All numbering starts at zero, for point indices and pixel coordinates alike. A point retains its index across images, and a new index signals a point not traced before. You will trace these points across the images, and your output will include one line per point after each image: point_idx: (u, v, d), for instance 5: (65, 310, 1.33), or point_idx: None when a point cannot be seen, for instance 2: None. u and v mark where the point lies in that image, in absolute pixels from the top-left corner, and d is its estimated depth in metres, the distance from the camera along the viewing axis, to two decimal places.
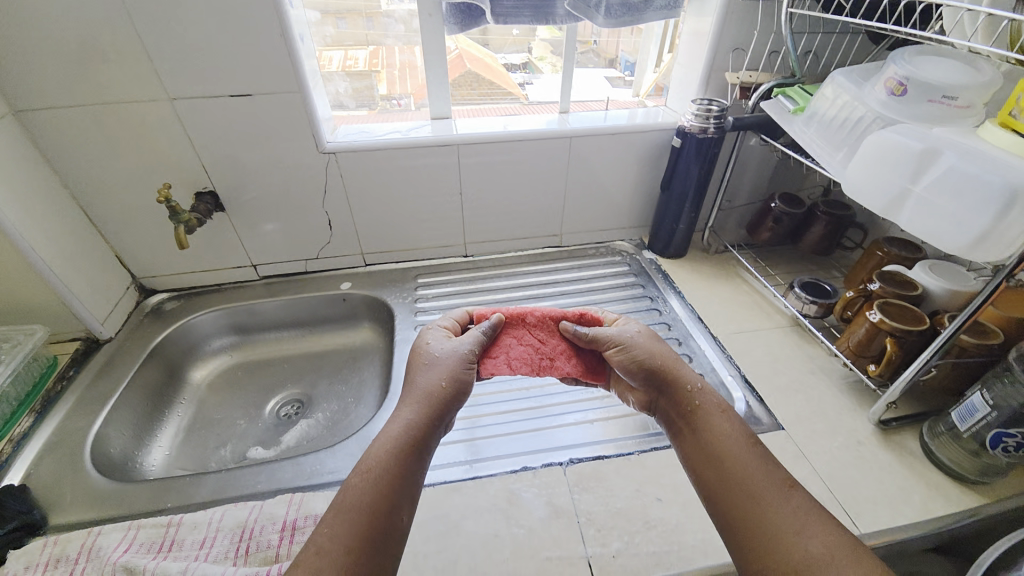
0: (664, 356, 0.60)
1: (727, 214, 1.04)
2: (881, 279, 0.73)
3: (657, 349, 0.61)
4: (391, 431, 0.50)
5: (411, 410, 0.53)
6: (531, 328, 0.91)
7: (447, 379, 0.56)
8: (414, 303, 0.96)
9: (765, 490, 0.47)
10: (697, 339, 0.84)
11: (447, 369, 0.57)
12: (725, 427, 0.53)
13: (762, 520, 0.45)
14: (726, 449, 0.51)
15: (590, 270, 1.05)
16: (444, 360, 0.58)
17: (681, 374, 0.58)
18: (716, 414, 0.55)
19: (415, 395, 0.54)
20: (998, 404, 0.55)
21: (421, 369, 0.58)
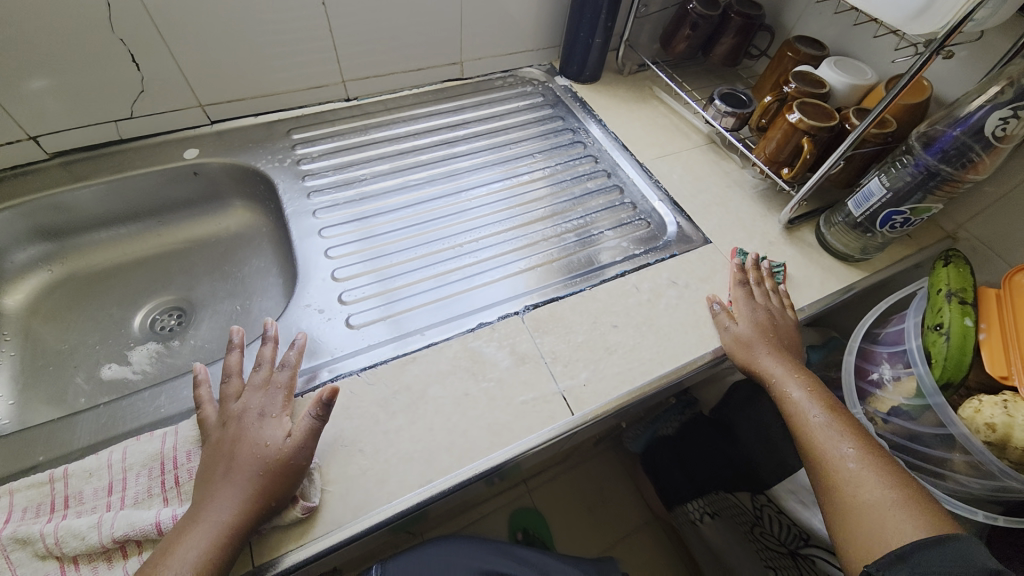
0: (779, 341, 0.59)
1: (641, 25, 0.93)
2: (796, 79, 0.72)
3: (767, 332, 0.59)
4: (211, 520, 0.39)
5: (219, 510, 0.40)
6: (444, 173, 0.79)
7: (262, 486, 0.41)
8: (294, 164, 0.76)
9: (835, 447, 0.50)
10: (622, 167, 0.81)
11: (267, 473, 0.42)
12: (805, 400, 0.53)
13: (836, 474, 0.48)
14: (809, 420, 0.52)
15: (498, 102, 0.91)
16: (262, 452, 0.43)
17: (765, 360, 0.57)
18: (791, 385, 0.55)
19: (227, 486, 0.41)
20: (893, 185, 0.62)
21: (233, 457, 0.43)
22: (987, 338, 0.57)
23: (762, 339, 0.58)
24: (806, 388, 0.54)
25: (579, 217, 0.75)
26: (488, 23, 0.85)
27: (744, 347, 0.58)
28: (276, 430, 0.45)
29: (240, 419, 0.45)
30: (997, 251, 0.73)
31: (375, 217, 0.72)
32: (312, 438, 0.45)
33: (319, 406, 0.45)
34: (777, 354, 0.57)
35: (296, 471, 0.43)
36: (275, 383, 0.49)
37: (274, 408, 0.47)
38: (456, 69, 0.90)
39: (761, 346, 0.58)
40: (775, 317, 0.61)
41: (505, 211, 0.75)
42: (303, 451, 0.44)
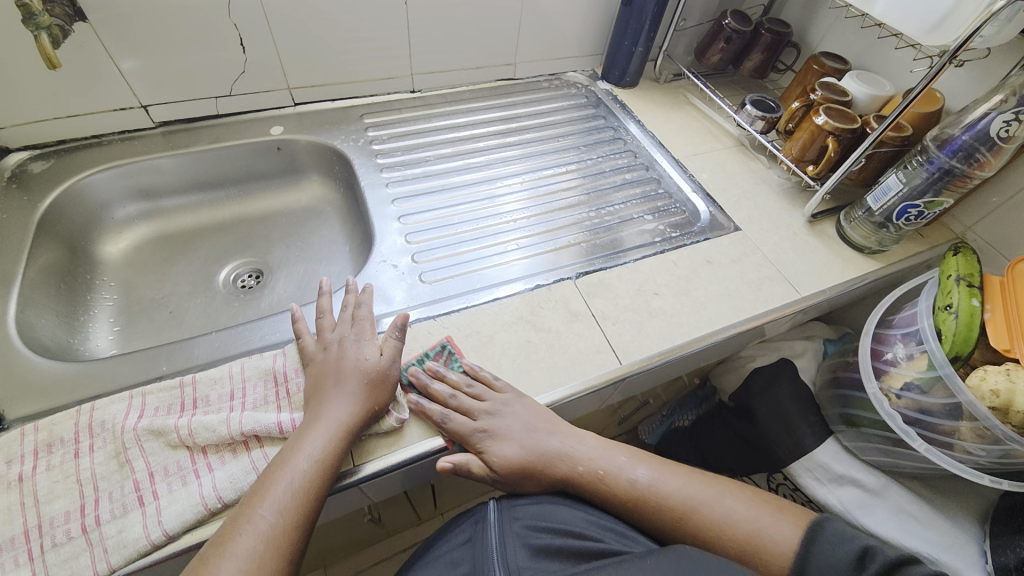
0: (607, 456, 0.58)
1: (677, 37, 1.02)
2: (823, 88, 0.80)
3: (552, 419, 0.56)
4: (332, 424, 0.47)
5: (337, 412, 0.47)
6: (496, 159, 0.88)
7: (369, 392, 0.50)
8: (368, 144, 0.85)
9: (665, 485, 0.57)
10: (658, 163, 0.89)
11: (373, 381, 0.51)
12: (604, 457, 0.58)
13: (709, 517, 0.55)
14: (675, 498, 0.56)
15: (547, 102, 1.00)
16: (364, 366, 0.51)
17: (583, 471, 0.56)
18: (658, 485, 0.56)
19: (340, 392, 0.49)
20: (911, 181, 0.68)
21: (332, 372, 0.51)
22: (993, 316, 0.63)
23: (608, 459, 0.58)
24: (625, 471, 0.57)
25: (621, 203, 0.82)
26: (542, 29, 0.94)
27: (544, 461, 0.55)
28: (370, 347, 0.53)
29: (344, 342, 0.54)
30: (1000, 250, 0.80)
31: (436, 193, 0.80)
32: (399, 355, 0.54)
33: (398, 329, 0.54)
34: (582, 444, 0.57)
35: (392, 381, 0.52)
36: (360, 317, 0.56)
37: (367, 333, 0.55)
38: (509, 70, 0.99)
39: (555, 454, 0.55)
40: (608, 393, 0.59)
41: (552, 194, 0.83)
42: (394, 364, 0.53)
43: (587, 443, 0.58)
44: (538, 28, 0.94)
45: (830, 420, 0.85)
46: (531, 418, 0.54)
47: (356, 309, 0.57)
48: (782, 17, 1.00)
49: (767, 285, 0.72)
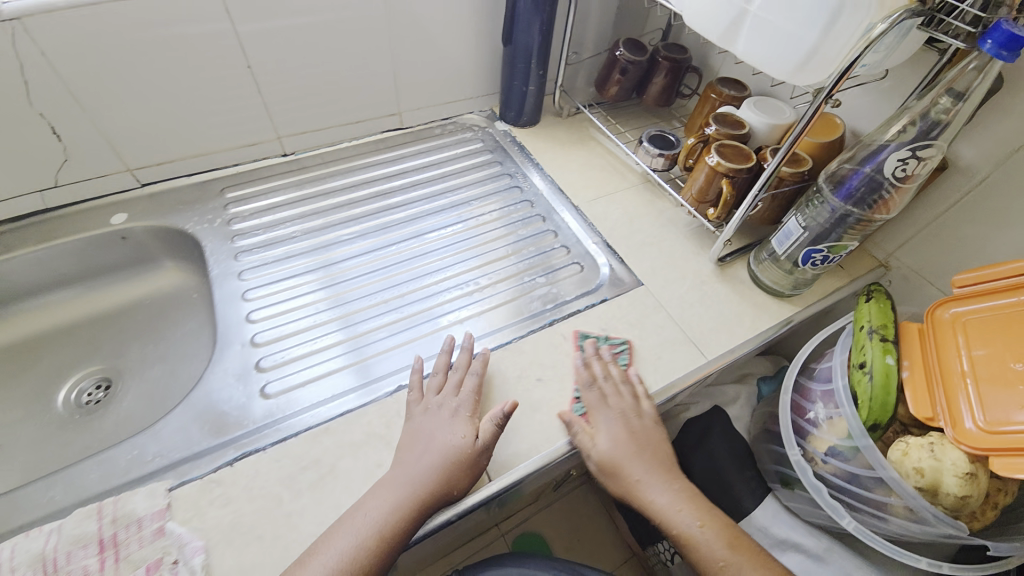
0: (643, 454, 0.56)
1: (574, 70, 0.95)
2: (716, 121, 0.73)
3: (629, 447, 0.56)
4: (403, 479, 0.50)
5: (415, 469, 0.50)
6: (377, 224, 0.79)
7: (446, 472, 0.50)
8: (227, 224, 0.76)
9: (712, 547, 0.51)
10: (556, 213, 0.82)
11: (460, 464, 0.51)
12: (666, 505, 0.53)
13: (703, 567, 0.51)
14: (675, 532, 0.52)
15: (438, 151, 0.92)
16: (450, 451, 0.51)
17: (647, 495, 0.54)
18: (682, 522, 0.52)
19: (434, 453, 0.51)
20: (812, 226, 0.62)
21: (427, 429, 0.54)
22: (911, 379, 0.55)
23: (631, 469, 0.54)
24: (695, 525, 0.52)
25: (514, 265, 0.75)
26: (421, 73, 0.86)
27: (611, 472, 0.55)
28: (465, 428, 0.54)
29: (427, 408, 0.55)
30: (926, 278, 0.73)
31: (300, 275, 0.71)
32: (495, 439, 0.53)
33: (500, 415, 0.55)
34: (655, 483, 0.54)
35: (478, 467, 0.52)
36: (465, 389, 0.58)
37: (468, 410, 0.56)
38: (394, 120, 0.91)
39: (631, 473, 0.55)
40: (631, 423, 0.57)
41: (435, 262, 0.75)
42: (487, 450, 0.53)
43: (625, 425, 0.57)
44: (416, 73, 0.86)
45: (766, 476, 0.78)
46: (612, 450, 0.55)
47: (463, 376, 0.59)
48: (682, 39, 0.94)
49: (667, 351, 0.65)
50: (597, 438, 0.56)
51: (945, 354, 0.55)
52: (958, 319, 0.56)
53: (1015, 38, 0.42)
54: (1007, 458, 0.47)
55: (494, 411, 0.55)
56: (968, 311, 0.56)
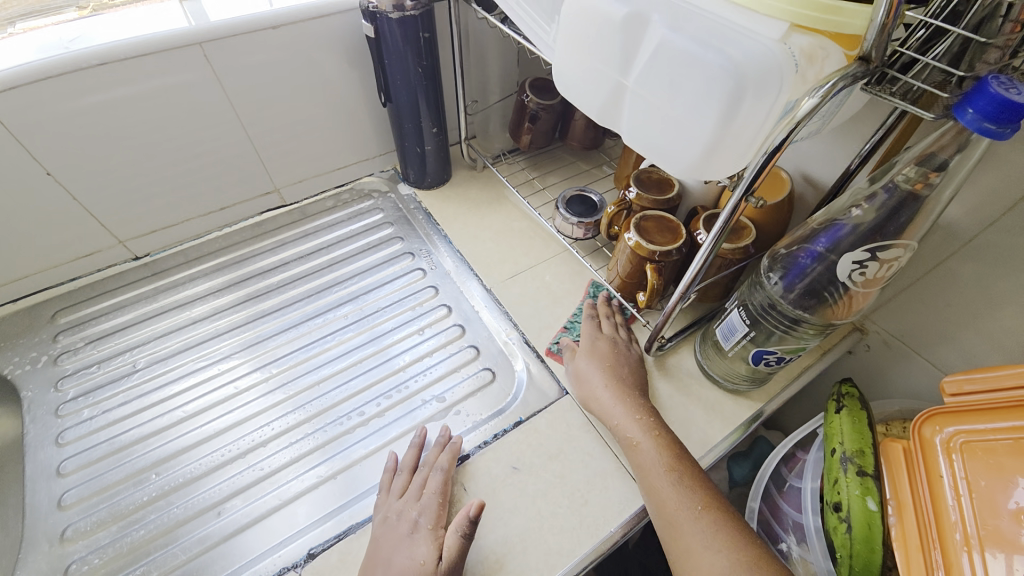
0: (623, 383, 0.54)
1: (483, 116, 0.81)
2: (637, 182, 0.60)
3: (609, 367, 0.55)
4: None
5: None
6: (252, 336, 0.65)
7: None
8: (54, 361, 0.61)
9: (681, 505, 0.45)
10: (467, 300, 0.68)
11: None
12: (651, 454, 0.48)
13: (678, 534, 0.43)
14: (640, 457, 0.48)
15: (330, 227, 0.78)
16: None
17: (610, 410, 0.52)
18: (635, 433, 0.50)
19: None
20: (756, 329, 0.48)
21: (390, 547, 0.45)
22: (899, 531, 0.42)
23: (611, 407, 0.52)
24: (649, 437, 0.49)
25: (414, 377, 0.61)
26: (292, 142, 0.73)
27: (585, 385, 0.55)
28: (427, 549, 0.44)
29: (385, 518, 0.47)
30: (913, 348, 0.59)
31: (140, 428, 0.56)
32: (462, 556, 0.44)
33: (466, 521, 0.45)
34: (617, 401, 0.52)
35: None
36: (429, 490, 0.48)
37: (430, 519, 0.47)
38: (273, 198, 0.77)
39: (602, 388, 0.54)
40: (618, 350, 0.58)
41: (315, 386, 0.60)
42: (454, 573, 0.43)
43: (613, 378, 0.54)
44: (286, 143, 0.73)
45: None
46: (591, 363, 0.56)
47: (427, 476, 0.49)
48: None
49: (595, 492, 0.50)
50: (585, 371, 0.56)
51: (939, 490, 0.39)
52: (953, 446, 0.40)
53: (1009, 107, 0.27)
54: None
55: (460, 518, 0.46)
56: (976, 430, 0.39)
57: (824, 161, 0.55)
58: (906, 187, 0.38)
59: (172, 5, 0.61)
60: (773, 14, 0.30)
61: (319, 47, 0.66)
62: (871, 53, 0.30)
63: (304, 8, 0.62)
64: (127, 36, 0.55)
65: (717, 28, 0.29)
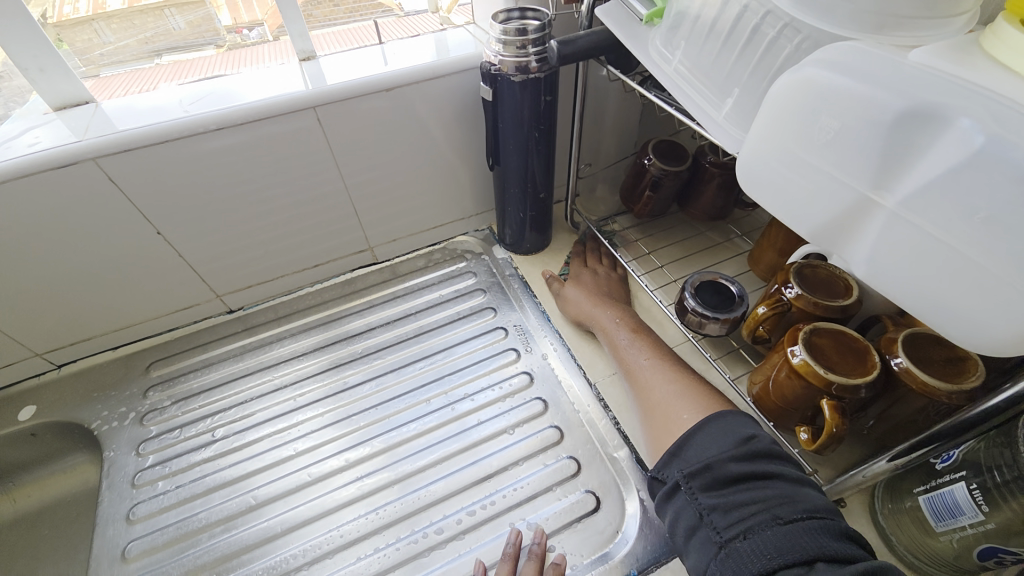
0: (602, 294, 0.63)
1: (591, 179, 0.73)
2: (800, 278, 0.48)
3: (591, 286, 0.63)
4: None
5: None
6: (329, 412, 0.60)
7: None
8: (141, 420, 0.60)
9: (643, 367, 0.52)
10: (568, 394, 0.58)
11: None
12: (615, 330, 0.57)
13: (639, 382, 0.51)
14: (610, 337, 0.57)
15: (420, 289, 0.73)
16: None
17: (586, 310, 0.61)
18: (604, 321, 0.58)
19: None
20: (997, 516, 0.34)
21: None
22: None
23: (590, 311, 0.60)
24: (616, 322, 0.58)
25: (504, 490, 0.51)
26: (390, 201, 0.69)
27: (570, 304, 0.63)
28: None
29: None
30: None
31: (209, 513, 0.52)
32: None
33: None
34: (592, 301, 0.61)
35: None
36: None
37: None
38: (365, 256, 0.74)
39: (584, 295, 0.62)
40: (602, 277, 0.65)
41: (391, 489, 0.53)
42: None
43: (594, 290, 0.63)
44: (384, 202, 0.69)
45: None
46: (576, 282, 0.64)
47: None
48: None
49: None
50: (566, 287, 0.64)
51: None
52: None
53: None
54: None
55: None
56: None
57: None
58: None
59: (291, 65, 0.60)
60: None
61: (428, 107, 0.61)
62: None
63: (419, 69, 0.58)
64: (245, 100, 0.54)
65: None
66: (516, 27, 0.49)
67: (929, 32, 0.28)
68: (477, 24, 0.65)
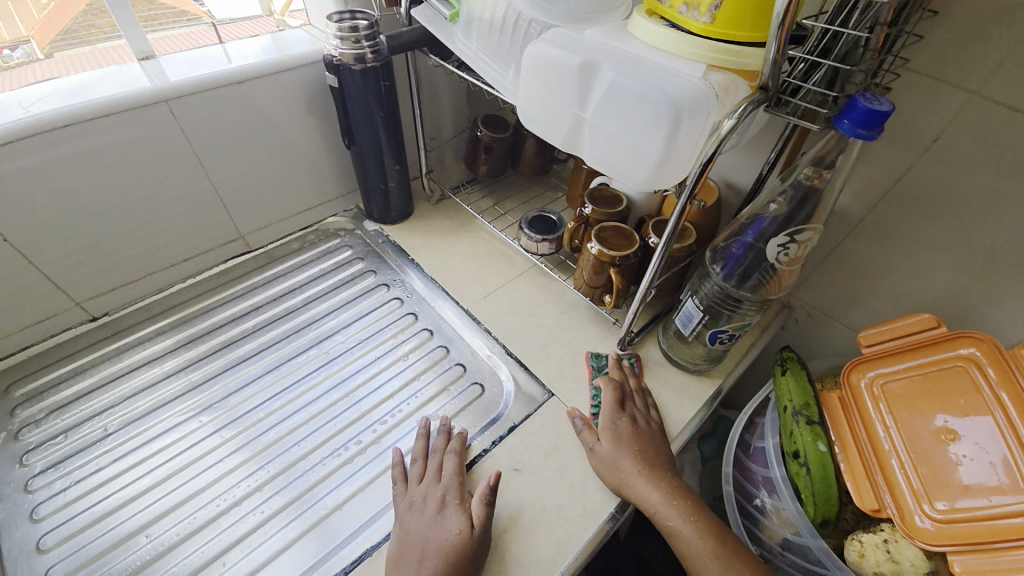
0: (640, 443, 0.55)
1: (439, 152, 0.88)
2: (591, 199, 0.68)
3: (634, 445, 0.55)
4: None
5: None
6: (230, 383, 0.65)
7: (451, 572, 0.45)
8: (15, 437, 0.58)
9: (699, 551, 0.48)
10: (448, 322, 0.72)
11: (461, 561, 0.46)
12: (663, 505, 0.50)
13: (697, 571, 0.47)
14: (661, 511, 0.50)
15: (301, 266, 0.79)
16: (447, 548, 0.46)
17: (625, 470, 0.53)
18: (650, 492, 0.51)
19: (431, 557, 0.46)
20: (711, 315, 0.57)
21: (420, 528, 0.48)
22: (847, 465, 0.50)
23: (625, 472, 0.53)
24: (661, 492, 0.51)
25: (406, 401, 0.63)
26: (258, 189, 0.75)
27: (609, 469, 0.54)
28: (459, 519, 0.49)
29: (411, 505, 0.50)
30: (831, 316, 0.71)
31: (121, 493, 0.55)
32: (489, 520, 0.50)
33: (487, 489, 0.52)
34: (637, 461, 0.53)
35: (479, 556, 0.47)
36: (447, 472, 0.53)
37: (455, 496, 0.51)
38: (239, 244, 0.78)
39: (618, 458, 0.54)
40: (638, 420, 0.58)
41: (298, 430, 0.60)
42: (485, 534, 0.48)
43: (633, 441, 0.55)
44: (249, 190, 0.74)
45: None
46: (607, 446, 0.55)
47: (442, 459, 0.54)
48: None
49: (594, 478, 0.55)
50: (605, 454, 0.55)
51: (878, 439, 0.49)
52: (879, 383, 0.51)
53: (874, 116, 0.37)
54: (979, 554, 0.41)
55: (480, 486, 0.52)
56: (893, 379, 0.51)
57: (741, 170, 0.66)
58: (808, 183, 0.47)
59: (131, 65, 0.62)
60: (696, 60, 0.39)
61: (282, 98, 0.69)
62: (768, 83, 0.38)
63: (264, 64, 0.65)
64: (91, 98, 0.56)
65: (659, 73, 0.37)
66: (349, 26, 0.60)
67: (606, 17, 0.47)
68: (312, 24, 0.74)
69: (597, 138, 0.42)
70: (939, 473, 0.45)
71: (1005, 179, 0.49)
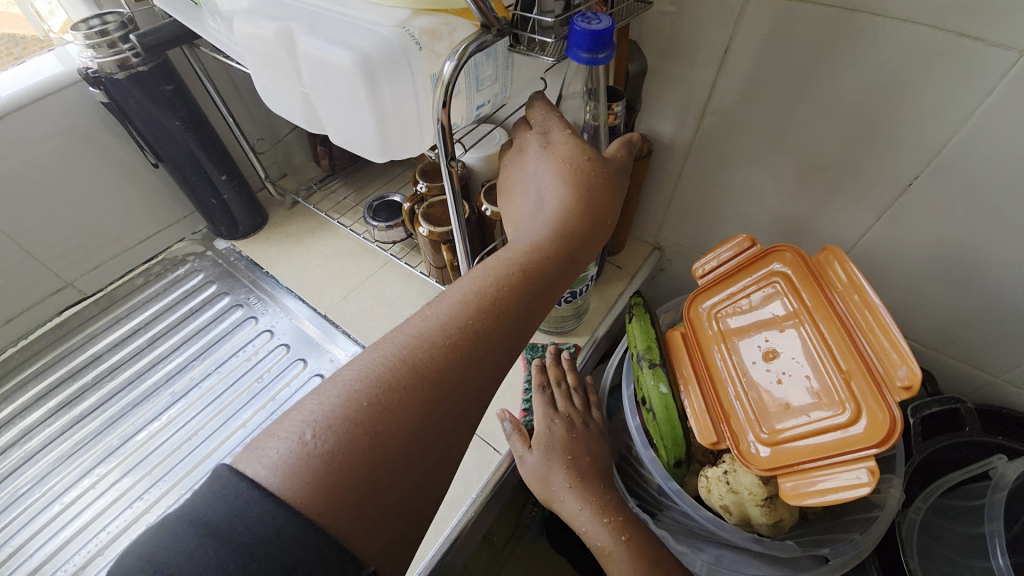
0: (581, 469, 0.51)
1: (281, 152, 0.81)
2: (423, 174, 0.63)
3: (565, 456, 0.51)
4: (408, 331, 0.35)
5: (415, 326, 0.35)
6: (70, 445, 0.60)
7: (520, 275, 0.37)
8: None
9: None
10: (306, 332, 0.68)
11: (555, 254, 0.38)
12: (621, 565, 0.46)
13: None
14: (616, 563, 0.47)
15: (147, 302, 0.74)
16: (551, 234, 0.39)
17: (568, 508, 0.49)
18: (600, 535, 0.48)
19: (493, 263, 0.38)
20: None
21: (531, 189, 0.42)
22: (689, 401, 0.47)
23: (573, 506, 0.49)
24: (620, 539, 0.47)
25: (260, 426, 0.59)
26: (73, 231, 0.68)
27: (541, 486, 0.51)
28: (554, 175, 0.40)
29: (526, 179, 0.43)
30: (694, 249, 0.70)
31: None
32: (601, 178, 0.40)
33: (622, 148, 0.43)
34: (580, 494, 0.50)
35: (577, 233, 0.39)
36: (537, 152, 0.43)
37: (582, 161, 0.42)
38: (70, 293, 0.71)
39: (561, 484, 0.50)
40: (573, 427, 0.54)
41: (143, 482, 0.56)
42: (592, 180, 0.40)
43: (572, 460, 0.51)
44: (61, 233, 0.67)
45: None
46: (539, 463, 0.50)
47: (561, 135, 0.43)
48: None
49: (456, 465, 0.53)
50: (539, 473, 0.50)
51: (719, 373, 0.48)
52: (713, 314, 0.50)
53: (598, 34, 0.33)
54: (807, 476, 0.39)
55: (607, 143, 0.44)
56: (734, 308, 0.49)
57: None
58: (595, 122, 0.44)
59: None
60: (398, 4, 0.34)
61: (64, 128, 0.61)
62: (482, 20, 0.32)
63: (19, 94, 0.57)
64: None
65: (352, 28, 0.33)
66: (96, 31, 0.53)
67: None
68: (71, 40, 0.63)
69: (329, 114, 0.38)
70: (769, 397, 0.44)
71: (796, 80, 0.48)
